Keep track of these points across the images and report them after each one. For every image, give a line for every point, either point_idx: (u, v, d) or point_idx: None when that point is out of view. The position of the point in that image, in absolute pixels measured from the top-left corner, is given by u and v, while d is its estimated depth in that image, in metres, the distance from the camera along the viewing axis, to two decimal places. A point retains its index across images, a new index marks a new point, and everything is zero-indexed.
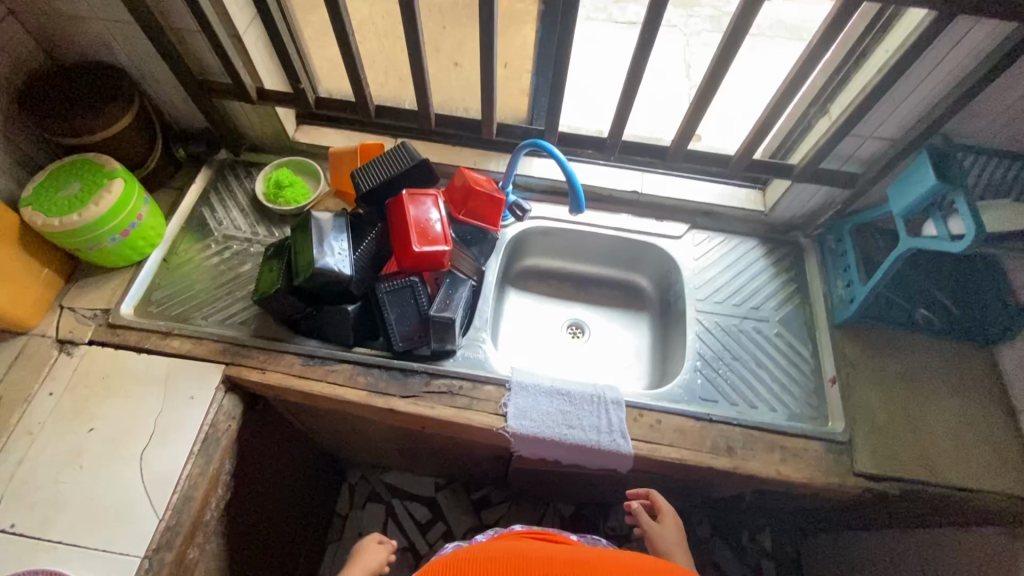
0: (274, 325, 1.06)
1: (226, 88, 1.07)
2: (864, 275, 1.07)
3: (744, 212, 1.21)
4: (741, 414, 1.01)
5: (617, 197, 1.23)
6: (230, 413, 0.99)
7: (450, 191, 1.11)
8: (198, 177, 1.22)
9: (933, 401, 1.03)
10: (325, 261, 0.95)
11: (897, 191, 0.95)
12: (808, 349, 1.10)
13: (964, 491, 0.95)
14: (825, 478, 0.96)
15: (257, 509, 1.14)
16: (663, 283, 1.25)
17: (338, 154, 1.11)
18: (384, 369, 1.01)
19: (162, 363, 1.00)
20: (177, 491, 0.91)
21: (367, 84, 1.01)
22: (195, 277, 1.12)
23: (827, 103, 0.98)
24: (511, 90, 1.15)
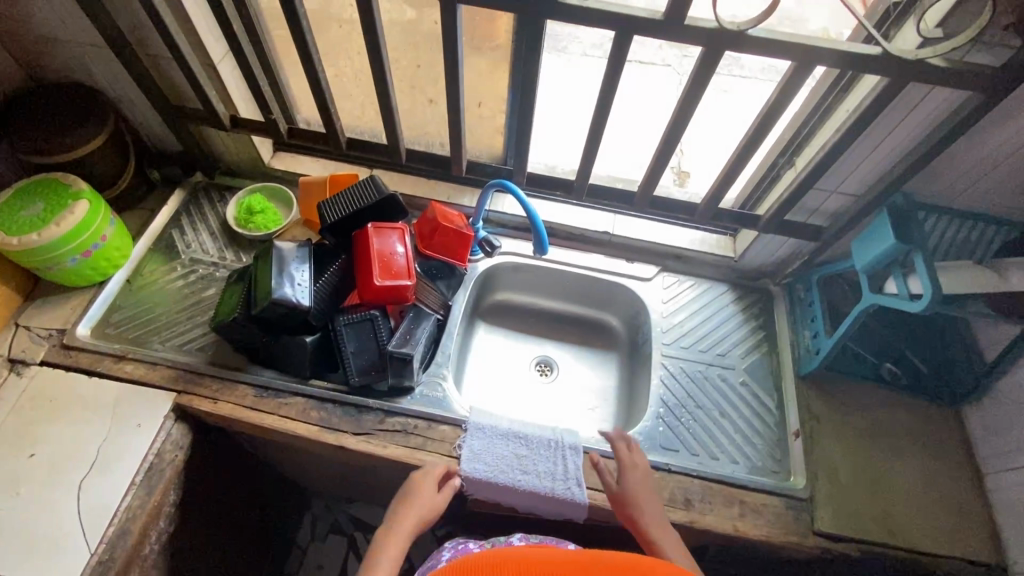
0: (232, 354, 1.05)
1: (200, 115, 1.08)
2: (830, 327, 1.06)
3: (714, 258, 1.21)
4: (701, 465, 0.99)
5: (589, 237, 1.23)
6: (177, 443, 0.97)
7: (418, 225, 1.12)
8: (170, 199, 1.22)
9: (897, 459, 1.02)
10: (283, 291, 0.94)
11: (861, 247, 0.95)
12: (773, 400, 1.08)
13: (926, 555, 0.93)
14: (784, 536, 0.93)
15: (204, 541, 1.10)
16: (633, 325, 1.24)
17: (309, 184, 1.11)
18: (339, 405, 1.00)
19: (112, 388, 0.98)
20: (113, 524, 0.87)
21: (338, 118, 1.04)
22: (157, 301, 1.11)
23: (793, 155, 0.99)
24: (486, 127, 1.16)
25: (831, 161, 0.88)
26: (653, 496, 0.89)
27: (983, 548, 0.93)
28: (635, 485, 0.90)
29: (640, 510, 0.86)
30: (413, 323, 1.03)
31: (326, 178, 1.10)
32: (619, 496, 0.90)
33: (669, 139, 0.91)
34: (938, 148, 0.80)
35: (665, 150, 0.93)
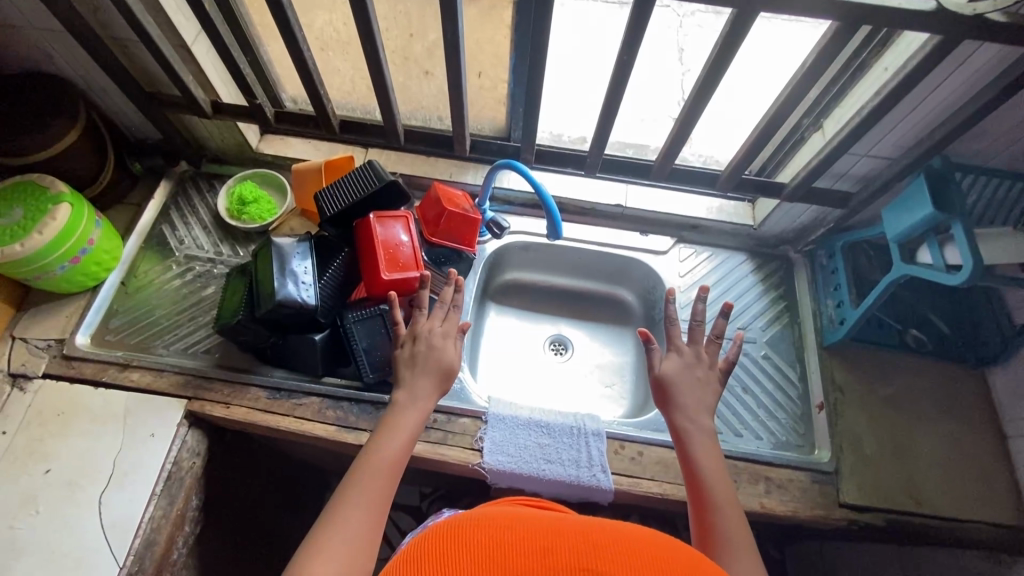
0: (240, 355, 1.02)
1: (180, 103, 1.01)
2: (855, 296, 1.03)
3: (732, 226, 1.16)
4: (726, 444, 0.98)
5: (600, 210, 1.17)
6: (193, 450, 0.95)
7: (422, 211, 1.06)
8: (157, 192, 1.15)
9: (922, 426, 1.01)
10: (287, 291, 0.89)
11: (893, 213, 0.90)
12: (796, 373, 1.07)
13: (948, 520, 0.94)
14: (810, 510, 0.93)
15: (230, 537, 1.10)
16: (649, 299, 1.20)
17: (301, 172, 1.05)
18: (355, 402, 0.97)
19: (120, 397, 0.95)
20: (138, 537, 0.87)
21: (328, 100, 0.96)
22: (155, 303, 1.06)
23: (821, 116, 0.92)
24: (487, 99, 1.07)
25: (868, 127, 0.82)
26: (703, 388, 0.81)
27: (1006, 511, 0.94)
28: (681, 371, 0.81)
29: (680, 394, 0.79)
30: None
31: (320, 164, 1.03)
32: (661, 379, 0.81)
33: (696, 105, 0.84)
34: (987, 109, 0.73)
35: (689, 118, 0.87)
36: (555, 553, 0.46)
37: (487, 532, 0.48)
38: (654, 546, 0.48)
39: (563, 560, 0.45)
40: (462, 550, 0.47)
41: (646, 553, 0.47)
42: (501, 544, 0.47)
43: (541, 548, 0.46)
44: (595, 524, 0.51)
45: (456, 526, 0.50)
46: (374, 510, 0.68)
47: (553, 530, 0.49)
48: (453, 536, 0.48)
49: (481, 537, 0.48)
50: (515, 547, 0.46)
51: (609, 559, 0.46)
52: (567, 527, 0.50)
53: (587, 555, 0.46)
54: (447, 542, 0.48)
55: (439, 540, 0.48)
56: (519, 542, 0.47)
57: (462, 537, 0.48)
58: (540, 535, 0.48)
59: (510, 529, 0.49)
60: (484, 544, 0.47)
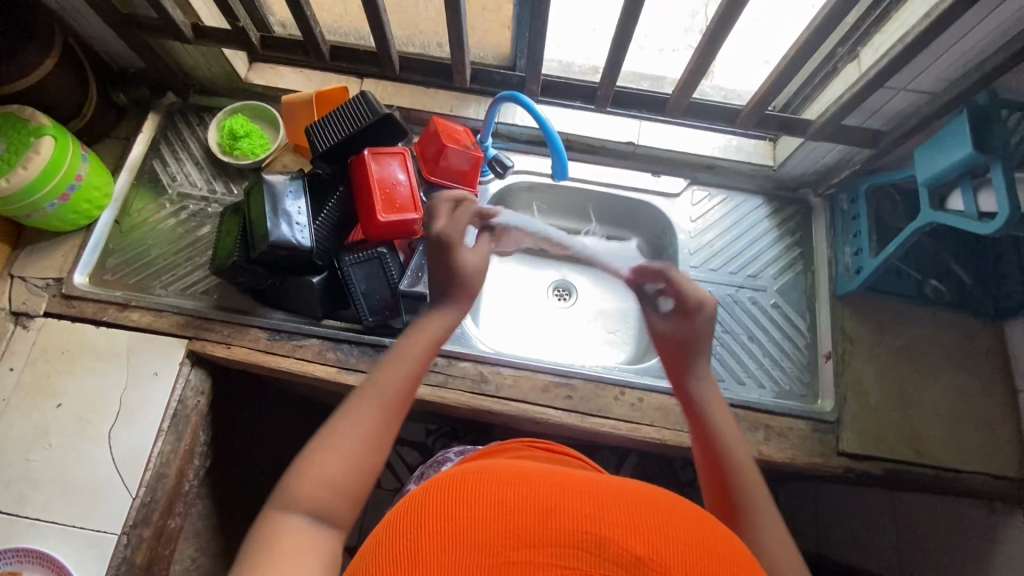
0: (239, 296, 1.00)
1: (157, 27, 0.93)
2: (875, 243, 0.97)
3: (750, 166, 1.09)
4: (727, 392, 0.97)
5: (610, 148, 1.11)
6: (198, 388, 0.96)
7: (421, 147, 1.01)
8: (146, 126, 1.10)
9: (930, 377, 0.98)
10: (281, 232, 0.86)
11: (926, 154, 0.83)
12: (805, 322, 1.04)
13: (946, 470, 0.94)
14: (808, 458, 0.93)
15: (239, 469, 1.14)
16: (658, 244, 1.15)
17: (291, 105, 0.98)
18: (355, 345, 0.96)
19: (122, 336, 0.96)
20: (149, 469, 0.89)
21: (317, 24, 0.88)
22: (151, 242, 1.04)
23: (858, 45, 0.83)
24: (491, 23, 0.98)
25: (911, 56, 0.74)
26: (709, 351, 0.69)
27: (1006, 462, 0.93)
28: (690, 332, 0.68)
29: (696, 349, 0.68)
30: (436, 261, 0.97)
31: (312, 97, 0.96)
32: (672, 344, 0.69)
33: (719, 30, 0.76)
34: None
35: (712, 47, 0.79)
36: (559, 511, 0.39)
37: (482, 481, 0.41)
38: (668, 508, 0.41)
39: (566, 519, 0.38)
40: (454, 505, 0.40)
41: (664, 518, 0.40)
42: (495, 495, 0.40)
43: (542, 504, 0.39)
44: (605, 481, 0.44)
45: (448, 477, 0.43)
46: (390, 420, 0.59)
47: (557, 482, 0.42)
48: (445, 489, 0.41)
49: (474, 485, 0.41)
50: (512, 502, 0.39)
51: (617, 519, 0.39)
52: (572, 480, 0.43)
53: (594, 513, 0.39)
54: (436, 495, 0.41)
55: (426, 496, 0.41)
56: (519, 496, 0.40)
57: (452, 489, 0.41)
58: (543, 487, 0.41)
59: (511, 480, 0.41)
60: (477, 497, 0.40)
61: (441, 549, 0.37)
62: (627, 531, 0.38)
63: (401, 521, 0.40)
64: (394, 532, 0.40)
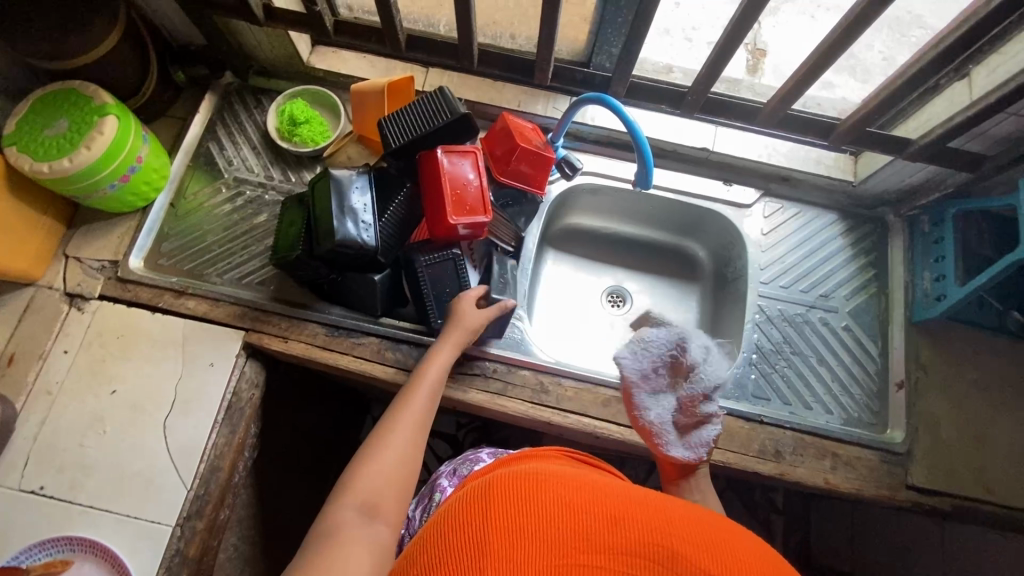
0: (296, 288, 0.98)
1: (228, 5, 0.89)
2: (961, 272, 0.93)
3: (827, 180, 1.05)
4: (794, 416, 0.94)
5: (682, 153, 1.07)
6: (252, 381, 0.94)
7: (491, 143, 0.97)
8: (203, 106, 1.07)
9: (1006, 413, 0.95)
10: (348, 231, 0.83)
11: None
12: (877, 347, 0.99)
13: (1018, 510, 0.90)
14: (875, 490, 0.90)
15: (280, 458, 1.13)
16: (722, 256, 1.11)
17: (360, 93, 0.94)
18: (413, 346, 0.94)
19: (178, 324, 0.94)
20: (203, 461, 0.88)
21: (398, 12, 0.84)
22: (206, 228, 1.02)
23: (972, 63, 0.79)
24: (573, 17, 0.93)
25: None
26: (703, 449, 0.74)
27: None
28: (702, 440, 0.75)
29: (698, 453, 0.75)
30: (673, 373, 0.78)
31: (383, 87, 0.92)
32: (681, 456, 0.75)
33: (837, 44, 0.72)
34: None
35: (823, 60, 0.75)
36: (628, 519, 0.41)
37: (557, 484, 0.44)
38: (722, 530, 0.43)
39: (636, 529, 0.40)
40: (531, 501, 0.42)
41: (727, 542, 0.41)
42: (570, 498, 0.42)
43: (611, 513, 0.41)
44: (673, 499, 0.46)
45: (527, 475, 0.45)
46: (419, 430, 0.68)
47: (625, 496, 0.44)
48: (525, 482, 0.44)
49: (547, 485, 0.44)
50: (583, 508, 0.42)
51: (688, 538, 0.40)
52: (639, 493, 0.45)
53: (663, 530, 0.40)
54: (516, 489, 0.44)
55: (504, 487, 0.44)
56: (590, 504, 0.42)
57: (529, 485, 0.44)
58: (614, 498, 0.43)
59: (582, 491, 0.44)
60: (551, 498, 0.42)
61: (519, 534, 0.40)
62: (693, 548, 0.39)
63: (480, 505, 0.43)
64: (472, 513, 0.43)
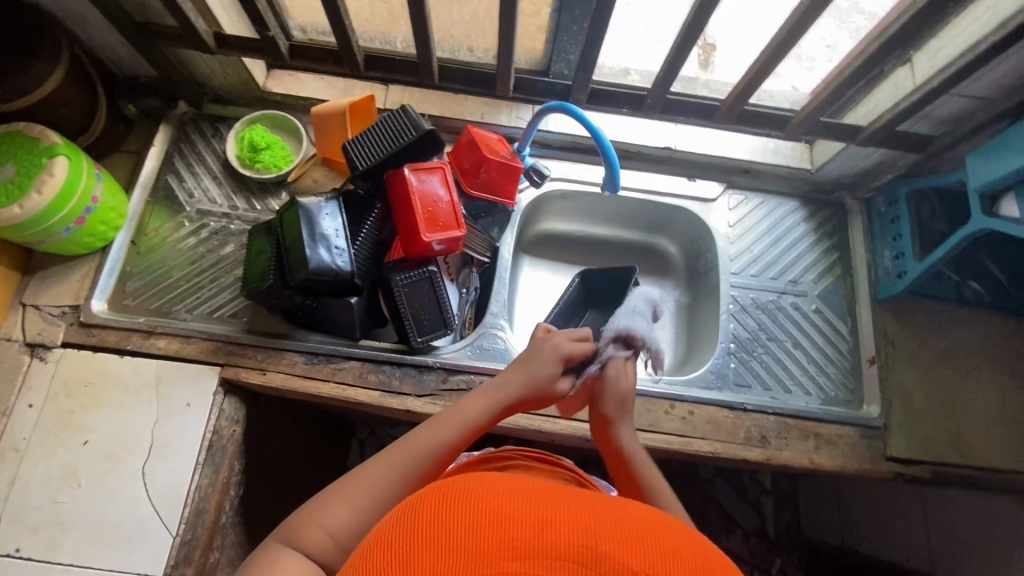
0: (270, 318, 0.96)
1: (177, 34, 0.87)
2: (918, 247, 0.97)
3: (786, 170, 1.09)
4: (775, 401, 0.96)
5: (646, 153, 1.09)
6: (232, 417, 0.92)
7: (458, 157, 0.97)
8: (158, 138, 1.04)
9: (972, 378, 0.99)
10: (319, 257, 0.82)
11: (977, 162, 0.83)
12: (847, 327, 1.03)
13: (990, 471, 0.95)
14: (858, 465, 0.93)
15: (268, 492, 1.11)
16: (693, 250, 1.14)
17: (321, 116, 0.93)
18: (396, 366, 0.93)
19: (149, 366, 0.90)
20: (187, 505, 0.85)
21: (355, 34, 0.83)
22: (171, 263, 0.99)
23: (913, 49, 0.82)
24: (528, 26, 0.94)
25: (980, 66, 0.72)
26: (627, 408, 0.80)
27: None
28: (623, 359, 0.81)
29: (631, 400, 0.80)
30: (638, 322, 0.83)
31: (345, 108, 0.91)
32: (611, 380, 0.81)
33: (787, 41, 0.74)
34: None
35: (775, 56, 0.77)
36: (555, 518, 0.37)
37: (481, 489, 0.40)
38: (653, 524, 0.40)
39: (563, 529, 0.36)
40: (450, 515, 0.38)
41: (659, 540, 0.38)
42: (488, 508, 0.38)
43: (535, 516, 0.37)
44: (605, 499, 0.42)
45: (451, 486, 0.41)
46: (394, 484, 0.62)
47: (553, 494, 0.40)
48: (440, 502, 0.39)
49: (469, 494, 0.39)
50: (505, 513, 0.37)
51: (617, 537, 0.37)
52: (569, 492, 0.41)
53: (592, 528, 0.37)
54: (436, 509, 0.39)
55: (421, 508, 0.40)
56: (515, 508, 0.38)
57: (449, 498, 0.39)
58: (541, 498, 0.39)
59: (506, 494, 0.39)
60: (471, 509, 0.38)
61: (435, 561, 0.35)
62: (623, 547, 0.36)
63: (399, 535, 0.38)
64: (387, 547, 0.38)
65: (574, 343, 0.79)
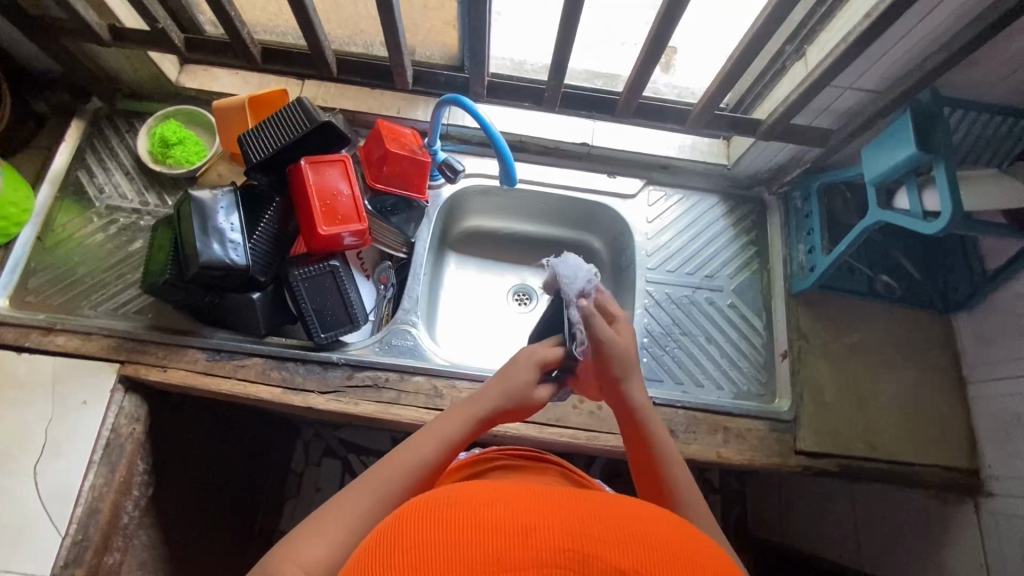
0: (175, 315, 0.94)
1: (69, 27, 0.86)
2: (827, 241, 0.98)
3: (705, 166, 1.09)
4: (686, 395, 0.96)
5: (565, 150, 1.09)
6: (132, 415, 0.90)
7: (366, 151, 0.97)
8: (69, 134, 1.03)
9: (885, 372, 0.99)
10: (211, 251, 0.81)
11: (870, 156, 0.83)
12: (762, 321, 1.04)
13: (899, 464, 0.95)
14: (767, 459, 0.93)
15: (190, 492, 1.09)
16: (616, 246, 1.14)
17: (222, 110, 0.92)
18: (301, 363, 0.92)
19: (46, 364, 0.89)
20: (80, 505, 0.84)
21: (245, 25, 0.83)
22: (77, 260, 0.97)
23: (805, 43, 0.83)
24: (435, 20, 0.93)
25: (855, 56, 0.73)
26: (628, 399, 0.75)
27: (956, 454, 0.95)
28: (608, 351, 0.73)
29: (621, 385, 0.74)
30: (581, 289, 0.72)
31: (245, 101, 0.91)
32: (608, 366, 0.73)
33: (662, 30, 0.74)
34: (1000, 27, 0.64)
35: (658, 44, 0.76)
36: (542, 526, 0.35)
37: (458, 503, 0.36)
38: (642, 516, 0.38)
39: (550, 535, 0.34)
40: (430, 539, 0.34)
41: (644, 531, 0.36)
42: (471, 522, 0.35)
43: (520, 524, 0.35)
44: (582, 492, 0.40)
45: (421, 509, 0.37)
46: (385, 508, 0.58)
47: (535, 498, 0.37)
48: (422, 523, 0.36)
49: (444, 511, 0.36)
50: (486, 527, 0.34)
51: (601, 535, 0.35)
52: (548, 492, 0.39)
53: (577, 529, 0.35)
54: (417, 530, 0.35)
55: (393, 537, 0.35)
56: (497, 517, 0.35)
57: (423, 520, 0.36)
58: (523, 505, 0.36)
59: (491, 502, 0.36)
60: (455, 522, 0.35)
61: None
62: (612, 546, 0.34)
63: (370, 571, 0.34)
64: None
65: (528, 370, 0.73)
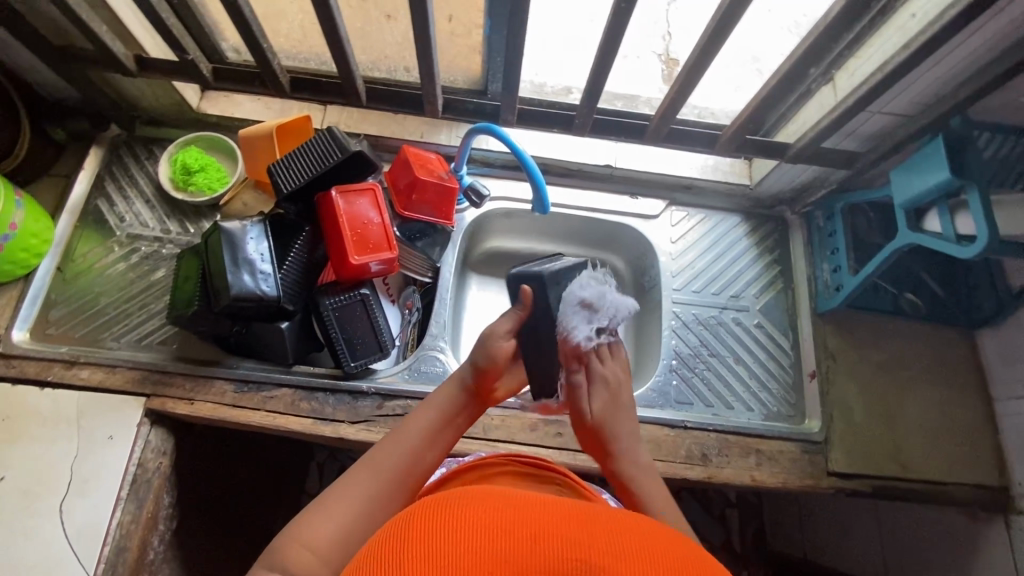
0: (201, 345, 0.93)
1: (97, 58, 0.85)
2: (853, 262, 0.98)
3: (727, 186, 1.10)
4: (717, 417, 0.96)
5: (587, 172, 1.09)
6: (159, 449, 0.88)
7: (393, 178, 0.96)
8: (88, 161, 1.01)
9: (912, 390, 1.00)
10: (242, 282, 0.80)
11: (901, 178, 0.83)
12: (788, 340, 1.04)
13: (929, 483, 0.95)
14: (800, 481, 0.93)
15: (209, 522, 1.07)
16: (639, 265, 1.14)
17: (249, 138, 0.92)
18: (330, 393, 0.91)
19: (71, 399, 0.87)
20: (108, 543, 0.82)
21: (275, 56, 0.82)
22: (99, 290, 0.96)
23: (833, 68, 0.84)
24: (461, 47, 0.93)
25: (889, 85, 0.74)
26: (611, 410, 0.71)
27: (985, 472, 0.95)
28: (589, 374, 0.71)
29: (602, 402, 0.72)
30: (586, 321, 0.66)
31: (272, 130, 0.90)
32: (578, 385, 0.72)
33: (699, 61, 0.75)
34: None
35: (695, 72, 0.77)
36: (549, 533, 0.33)
37: (468, 503, 0.35)
38: (648, 529, 0.36)
39: (559, 545, 0.33)
40: (437, 535, 0.33)
41: (652, 547, 0.34)
42: (480, 519, 0.34)
43: (530, 529, 0.33)
44: (590, 503, 0.38)
45: (423, 507, 0.36)
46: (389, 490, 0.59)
47: (548, 506, 0.36)
48: (429, 518, 0.35)
49: (455, 510, 0.35)
50: (494, 525, 0.33)
51: (610, 547, 0.33)
52: (555, 501, 0.38)
53: (584, 538, 0.33)
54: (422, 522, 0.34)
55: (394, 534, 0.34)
56: (508, 518, 0.34)
57: (430, 519, 0.34)
58: (532, 511, 0.35)
59: (500, 506, 0.35)
60: (466, 519, 0.34)
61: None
62: (620, 557, 0.33)
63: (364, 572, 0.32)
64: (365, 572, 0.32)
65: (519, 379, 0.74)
